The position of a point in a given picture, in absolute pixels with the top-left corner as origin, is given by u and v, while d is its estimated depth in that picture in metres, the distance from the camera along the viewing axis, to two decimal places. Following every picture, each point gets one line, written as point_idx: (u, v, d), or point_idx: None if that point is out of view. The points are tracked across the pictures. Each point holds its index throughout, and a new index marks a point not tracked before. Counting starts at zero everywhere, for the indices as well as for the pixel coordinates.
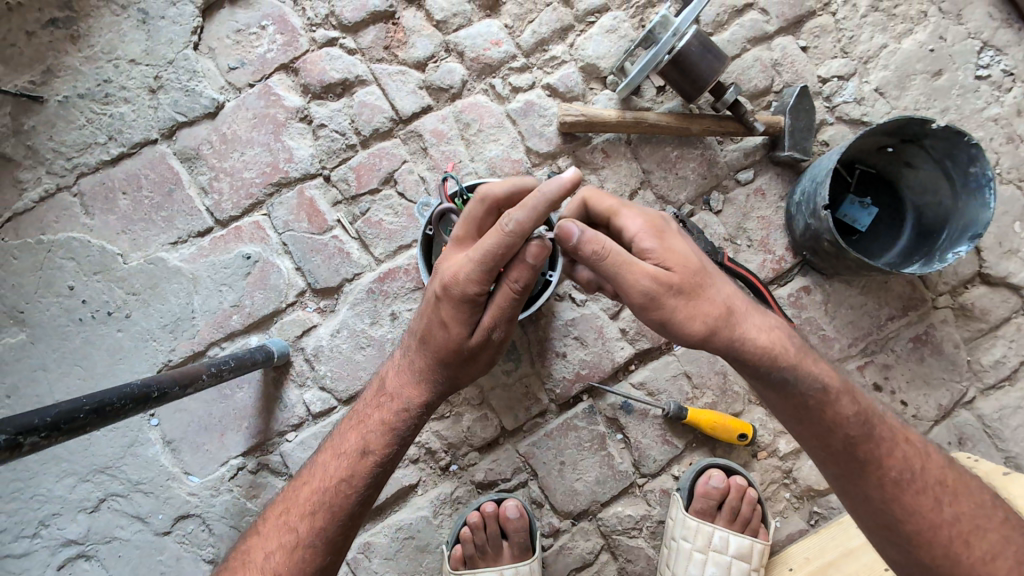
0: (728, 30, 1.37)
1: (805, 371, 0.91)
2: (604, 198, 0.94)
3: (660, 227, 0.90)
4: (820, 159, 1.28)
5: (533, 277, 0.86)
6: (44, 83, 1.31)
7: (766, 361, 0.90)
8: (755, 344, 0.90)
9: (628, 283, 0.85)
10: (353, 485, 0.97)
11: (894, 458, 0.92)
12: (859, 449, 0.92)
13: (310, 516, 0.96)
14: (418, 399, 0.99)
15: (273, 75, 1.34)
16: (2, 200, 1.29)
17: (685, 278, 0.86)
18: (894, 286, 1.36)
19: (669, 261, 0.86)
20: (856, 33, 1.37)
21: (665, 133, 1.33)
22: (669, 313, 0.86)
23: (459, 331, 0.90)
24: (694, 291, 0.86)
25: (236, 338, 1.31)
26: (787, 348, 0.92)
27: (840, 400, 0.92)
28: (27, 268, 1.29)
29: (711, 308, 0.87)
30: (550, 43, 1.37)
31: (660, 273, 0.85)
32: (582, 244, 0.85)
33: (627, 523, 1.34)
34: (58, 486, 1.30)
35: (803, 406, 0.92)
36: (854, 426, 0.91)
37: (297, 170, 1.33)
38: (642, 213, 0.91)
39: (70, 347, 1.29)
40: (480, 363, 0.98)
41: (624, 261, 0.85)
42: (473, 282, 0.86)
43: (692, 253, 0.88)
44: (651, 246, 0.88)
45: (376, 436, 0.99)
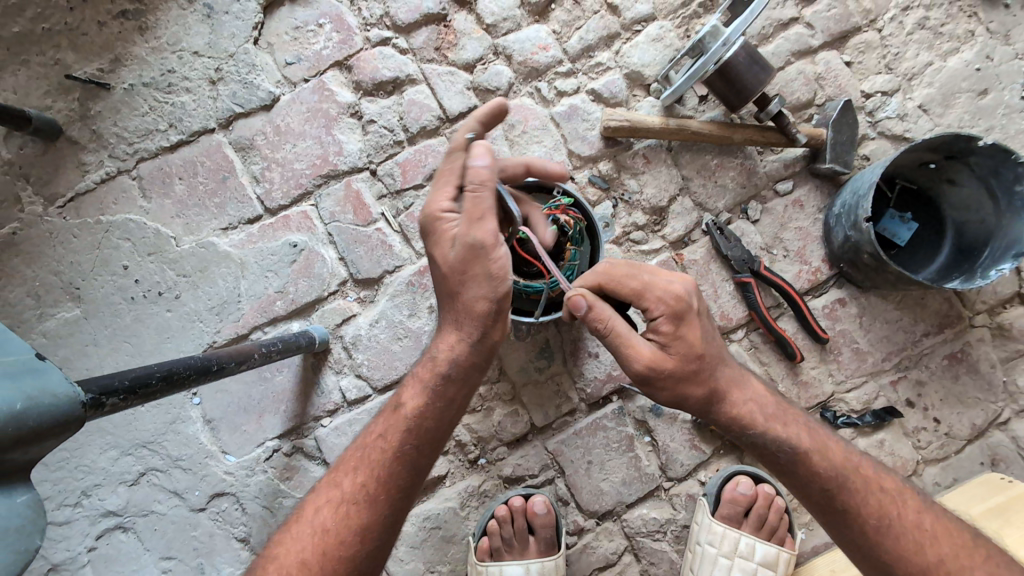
0: (772, 43, 1.39)
1: (774, 434, 0.99)
2: (625, 279, 0.97)
3: (678, 311, 0.95)
4: (862, 173, 1.29)
5: (487, 172, 0.89)
6: (111, 71, 1.37)
7: (737, 428, 1.00)
8: (730, 413, 1.00)
9: (621, 362, 0.98)
10: (386, 441, 0.99)
11: (869, 507, 0.96)
12: (836, 500, 0.97)
13: (354, 471, 0.98)
14: (444, 347, 1.00)
15: (328, 71, 1.39)
16: (66, 180, 1.35)
17: (678, 366, 0.96)
18: (931, 302, 1.36)
19: (668, 348, 0.96)
20: (902, 50, 1.38)
21: (706, 141, 1.35)
22: (653, 390, 1.00)
23: (442, 254, 0.94)
24: (687, 374, 0.96)
25: (279, 323, 1.36)
26: (758, 414, 1.00)
27: (812, 459, 0.98)
28: (86, 246, 1.34)
29: (698, 391, 0.98)
30: (596, 49, 1.40)
31: (652, 364, 0.95)
32: (590, 318, 0.97)
33: (651, 526, 1.35)
34: (102, 457, 1.32)
35: (776, 464, 1.01)
36: (831, 482, 0.97)
37: (346, 163, 1.38)
38: (665, 294, 0.95)
39: (121, 323, 1.34)
40: (478, 283, 0.93)
41: (622, 341, 0.96)
42: (438, 203, 0.94)
43: (696, 340, 0.96)
44: (663, 331, 0.96)
45: (409, 391, 1.01)
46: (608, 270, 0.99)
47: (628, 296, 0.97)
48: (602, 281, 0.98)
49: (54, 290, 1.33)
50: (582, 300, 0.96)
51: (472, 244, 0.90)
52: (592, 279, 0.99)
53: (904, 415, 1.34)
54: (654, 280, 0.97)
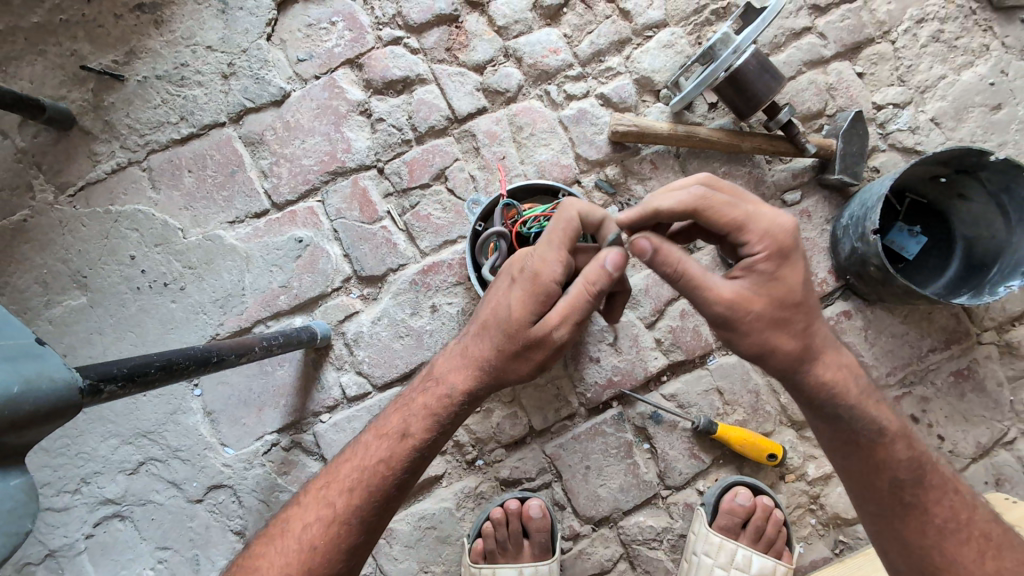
0: (784, 52, 1.38)
1: (864, 413, 0.93)
2: (727, 208, 0.85)
3: (787, 252, 0.85)
4: (871, 184, 1.28)
5: (606, 278, 0.89)
6: (126, 63, 1.39)
7: (824, 396, 0.92)
8: (821, 379, 0.92)
9: (697, 306, 0.89)
10: (391, 468, 0.96)
11: (941, 506, 0.93)
12: (904, 492, 0.94)
13: (348, 493, 0.95)
14: (462, 387, 0.97)
15: (339, 68, 1.40)
16: (77, 169, 1.37)
17: (768, 311, 0.86)
18: (938, 317, 1.35)
19: (760, 293, 0.86)
20: (915, 62, 1.37)
21: (714, 148, 1.34)
22: (735, 337, 0.89)
23: (522, 310, 0.90)
24: (779, 323, 0.87)
25: (282, 318, 1.36)
26: (851, 389, 0.92)
27: (895, 444, 0.93)
28: (95, 235, 1.36)
29: (789, 343, 0.88)
30: (607, 54, 1.40)
31: (735, 305, 0.86)
32: (653, 260, 0.88)
33: (648, 534, 1.34)
34: (102, 445, 1.33)
35: (854, 443, 0.94)
36: (905, 470, 0.93)
37: (353, 161, 1.38)
38: (770, 230, 0.84)
39: (126, 313, 1.35)
40: (530, 362, 0.93)
41: (696, 283, 0.87)
42: (546, 263, 0.89)
43: (797, 287, 0.86)
44: (761, 270, 0.86)
45: (418, 421, 0.98)
46: (705, 196, 0.85)
47: (723, 227, 0.86)
48: (697, 206, 0.86)
49: (61, 277, 1.34)
50: (646, 242, 0.88)
51: (549, 333, 0.89)
52: (684, 201, 0.86)
53: None
54: (758, 211, 0.86)
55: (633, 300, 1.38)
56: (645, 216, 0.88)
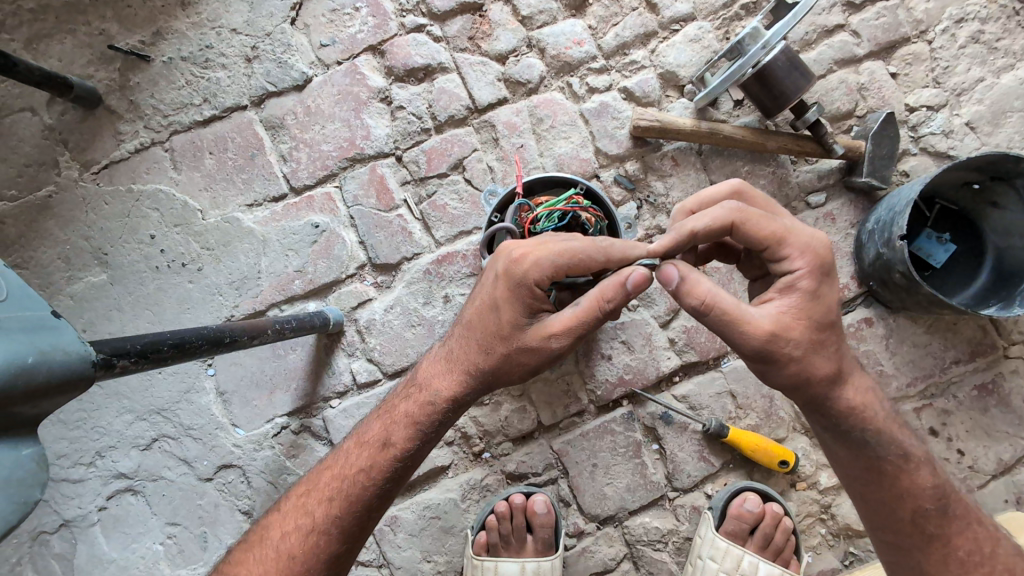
0: (815, 49, 1.35)
1: (890, 437, 0.91)
2: (764, 222, 0.85)
3: (824, 265, 0.84)
4: (900, 189, 1.24)
5: (619, 294, 0.87)
6: (152, 43, 1.40)
7: (851, 420, 0.90)
8: (851, 403, 0.89)
9: (734, 338, 0.85)
10: (370, 477, 0.95)
11: (965, 537, 0.91)
12: (929, 523, 0.91)
13: (328, 502, 0.94)
14: (444, 393, 0.96)
15: (361, 54, 1.40)
16: (101, 148, 1.39)
17: (807, 335, 0.84)
18: (963, 328, 1.31)
19: (800, 314, 0.84)
20: (952, 63, 1.33)
21: (738, 146, 1.31)
22: (772, 368, 0.86)
23: (512, 311, 0.90)
24: (817, 346, 0.85)
25: (296, 302, 1.37)
26: (878, 413, 0.90)
27: (920, 470, 0.91)
28: (117, 213, 1.38)
29: (825, 367, 0.86)
30: (632, 47, 1.38)
31: (777, 333, 0.83)
32: (679, 290, 0.87)
33: (653, 535, 1.33)
34: (118, 420, 1.36)
35: (878, 470, 0.92)
36: (930, 499, 0.90)
37: (372, 148, 1.38)
38: (812, 244, 0.84)
39: (144, 291, 1.37)
40: (521, 365, 0.93)
41: (732, 315, 0.84)
42: (542, 268, 0.87)
43: (832, 309, 0.85)
44: (801, 289, 0.84)
45: (400, 430, 0.97)
46: (741, 215, 0.85)
47: (761, 245, 0.86)
48: (735, 219, 0.85)
49: (83, 254, 1.37)
50: (674, 269, 0.87)
51: (543, 341, 0.90)
52: (721, 219, 0.85)
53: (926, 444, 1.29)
54: (796, 226, 0.86)
55: (648, 299, 1.36)
56: (681, 240, 0.87)
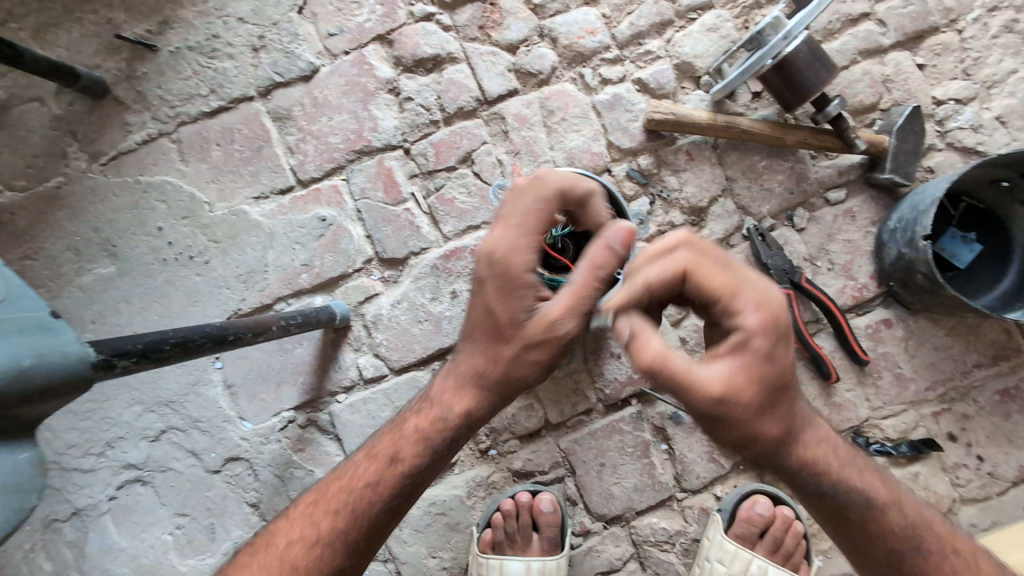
0: (838, 39, 1.29)
1: (849, 485, 0.89)
2: (718, 273, 0.80)
3: (779, 323, 0.78)
4: (924, 186, 1.20)
5: (608, 257, 0.85)
6: (159, 33, 1.38)
7: (809, 474, 0.88)
8: (803, 458, 0.87)
9: (682, 401, 0.81)
10: (377, 493, 0.93)
11: (942, 571, 0.88)
12: (901, 563, 0.89)
13: (334, 515, 0.93)
14: (457, 410, 0.95)
15: (369, 44, 1.37)
16: (109, 138, 1.38)
17: (757, 399, 0.80)
18: (986, 331, 1.26)
19: (752, 375, 0.78)
20: (983, 54, 1.27)
21: (755, 141, 1.27)
22: (719, 429, 0.83)
23: (503, 307, 0.88)
24: (768, 407, 0.81)
25: (303, 296, 1.36)
26: (833, 461, 0.89)
27: (885, 511, 0.89)
28: (125, 205, 1.37)
29: (776, 427, 0.83)
30: (647, 37, 1.33)
31: (725, 398, 0.79)
32: (630, 346, 0.80)
33: (660, 536, 1.31)
34: (127, 412, 1.36)
35: (844, 517, 0.90)
36: (901, 538, 0.89)
37: (380, 140, 1.36)
38: (768, 299, 0.79)
39: (152, 283, 1.37)
40: (533, 363, 0.90)
41: (682, 380, 0.79)
42: (523, 251, 0.85)
43: (786, 371, 0.80)
44: (754, 348, 0.78)
45: (409, 446, 0.95)
46: (694, 262, 0.80)
47: (714, 299, 0.80)
48: (688, 267, 0.80)
49: (91, 245, 1.37)
50: (625, 325, 0.80)
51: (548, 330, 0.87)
52: (672, 267, 0.80)
53: (944, 449, 1.26)
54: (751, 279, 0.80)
55: None
56: (635, 291, 0.80)
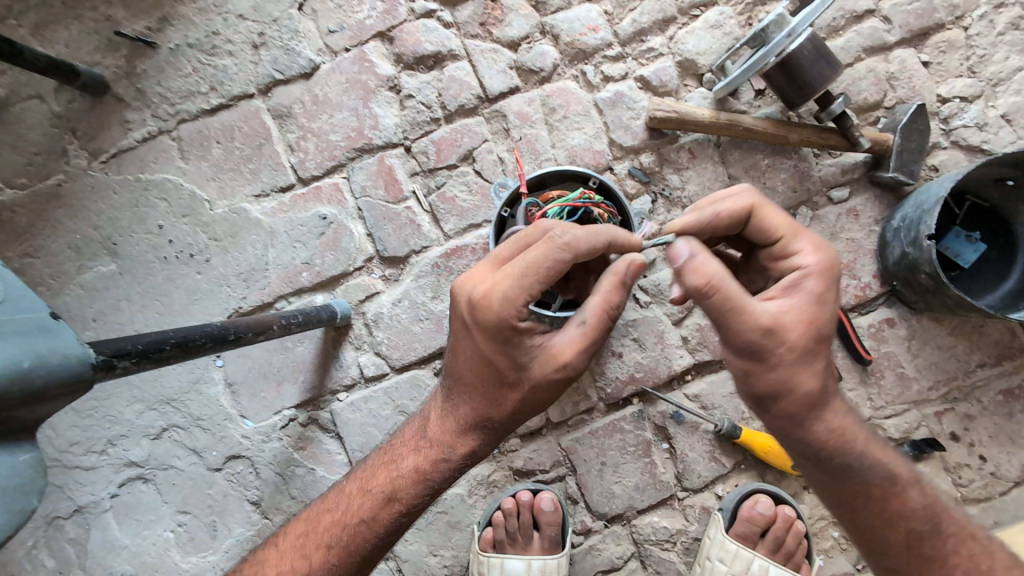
0: (842, 36, 1.28)
1: (873, 459, 0.87)
2: (780, 218, 0.86)
3: (836, 270, 0.82)
4: (929, 185, 1.19)
5: (617, 292, 0.87)
6: (159, 30, 1.38)
7: (834, 444, 0.86)
8: (831, 428, 0.86)
9: (730, 329, 0.80)
10: (373, 530, 0.95)
11: (961, 556, 0.87)
12: (923, 545, 0.87)
13: (326, 549, 0.95)
14: (458, 449, 0.95)
15: (370, 41, 1.36)
16: (109, 136, 1.37)
17: (804, 340, 0.80)
18: (990, 331, 1.26)
19: (803, 313, 0.80)
20: (989, 51, 1.26)
21: (758, 139, 1.26)
22: (759, 369, 0.82)
23: (507, 358, 0.87)
24: (811, 354, 0.81)
25: (303, 295, 1.36)
26: (859, 435, 0.87)
27: (908, 491, 0.88)
28: (125, 203, 1.37)
29: (810, 384, 0.82)
30: (649, 34, 1.32)
31: (776, 329, 0.79)
32: (683, 268, 0.80)
33: (661, 535, 1.31)
34: (128, 410, 1.36)
35: (866, 495, 0.87)
36: (922, 520, 0.87)
37: (380, 138, 1.35)
38: (826, 248, 0.83)
39: (153, 282, 1.36)
40: (542, 399, 0.91)
41: (735, 302, 0.79)
42: (521, 300, 0.82)
43: (833, 318, 0.81)
44: (807, 288, 0.81)
45: (406, 485, 0.96)
46: (760, 203, 0.88)
47: (774, 238, 0.87)
48: (755, 207, 0.88)
49: (93, 243, 1.36)
50: (683, 246, 0.81)
51: (559, 371, 0.88)
52: (741, 204, 0.88)
53: (946, 449, 1.25)
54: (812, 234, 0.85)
55: (660, 295, 1.33)
56: (704, 220, 0.88)
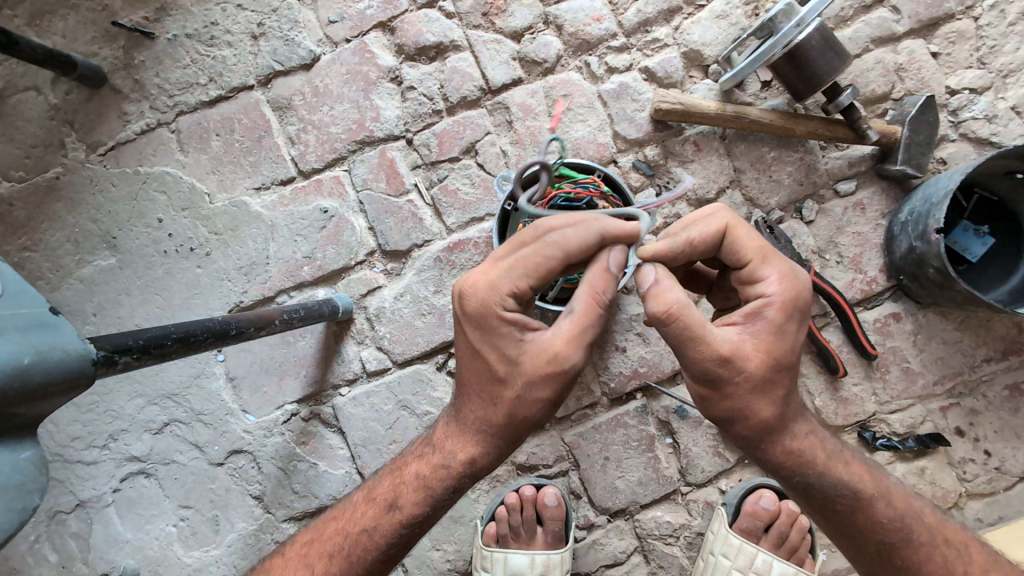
0: (851, 27, 1.26)
1: (835, 477, 0.89)
2: (750, 243, 0.85)
3: (796, 301, 0.83)
4: (936, 178, 1.18)
5: (606, 278, 0.85)
6: (157, 20, 1.36)
7: (792, 464, 0.88)
8: (789, 448, 0.88)
9: (689, 357, 0.82)
10: (374, 541, 0.94)
11: (935, 564, 0.88)
12: (895, 555, 0.89)
13: (327, 559, 0.96)
14: (459, 456, 0.93)
15: (370, 31, 1.34)
16: (107, 128, 1.36)
17: (760, 369, 0.82)
18: (997, 326, 1.25)
19: (760, 342, 0.82)
20: (999, 42, 1.24)
21: (764, 131, 1.25)
22: (715, 396, 0.84)
23: (495, 351, 0.86)
24: (767, 383, 0.83)
25: (305, 289, 1.34)
26: (819, 454, 0.89)
27: (875, 506, 0.88)
28: (124, 196, 1.35)
29: (766, 410, 0.84)
30: (654, 24, 1.30)
31: (733, 358, 0.81)
32: (648, 293, 0.81)
33: (665, 529, 1.31)
34: (129, 404, 1.36)
35: (830, 510, 0.90)
36: (891, 533, 0.88)
37: (382, 130, 1.34)
38: (793, 279, 0.83)
39: (153, 276, 1.35)
40: (538, 401, 0.86)
41: (694, 332, 0.80)
42: (507, 290, 0.84)
43: (790, 347, 0.83)
44: (765, 318, 0.82)
45: (409, 494, 0.95)
46: (732, 223, 0.86)
47: (743, 261, 0.85)
48: (728, 230, 0.86)
49: (91, 237, 1.35)
50: (650, 272, 0.82)
51: (551, 368, 0.84)
52: (714, 226, 0.86)
53: (951, 444, 1.25)
54: (782, 262, 0.85)
55: None
56: (676, 247, 0.85)
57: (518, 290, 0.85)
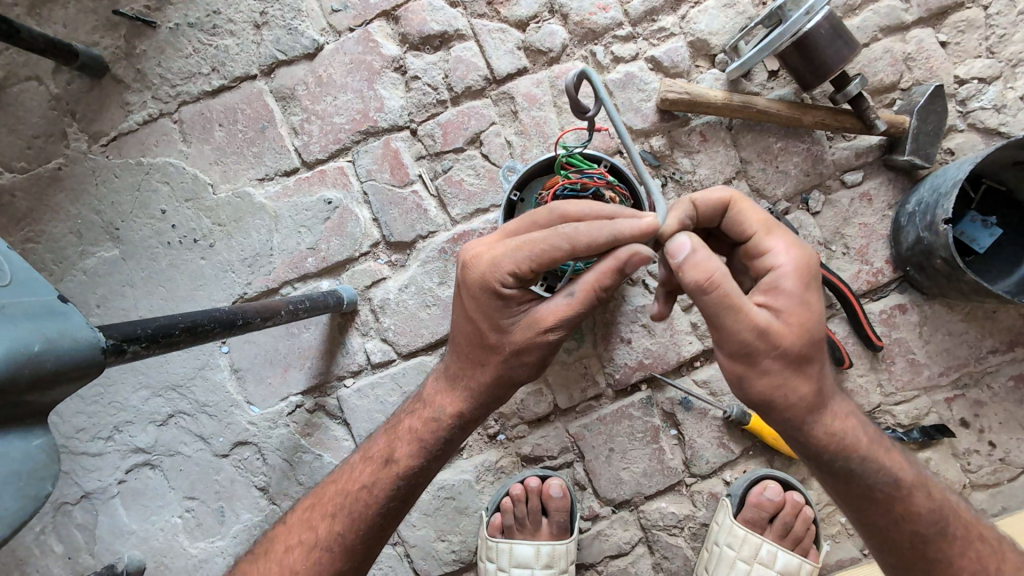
0: (859, 15, 1.25)
1: (877, 463, 0.88)
2: (755, 213, 0.86)
3: (811, 269, 0.82)
4: (945, 169, 1.17)
5: (611, 276, 0.82)
6: (159, 8, 1.34)
7: (835, 447, 0.86)
8: (831, 431, 0.86)
9: (727, 329, 0.79)
10: (374, 495, 0.93)
11: (968, 558, 0.88)
12: (928, 546, 0.89)
13: (330, 519, 0.94)
14: (449, 409, 0.95)
15: (374, 21, 1.33)
16: (109, 118, 1.35)
17: (797, 342, 0.80)
18: (1003, 317, 1.25)
19: (792, 314, 0.79)
20: (1009, 31, 1.23)
21: (771, 121, 1.24)
22: (753, 373, 0.81)
23: (490, 320, 0.87)
24: (801, 358, 0.81)
25: (309, 280, 1.34)
26: (860, 437, 0.88)
27: (914, 494, 0.88)
28: (127, 186, 1.35)
29: (804, 388, 0.82)
30: (661, 13, 1.29)
31: (769, 330, 0.78)
32: (683, 265, 0.78)
33: (669, 520, 1.31)
34: (134, 396, 1.36)
35: (870, 498, 0.89)
36: (929, 524, 0.88)
37: (386, 120, 1.33)
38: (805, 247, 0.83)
39: (157, 267, 1.35)
40: (524, 365, 0.89)
41: (732, 302, 0.77)
42: (509, 269, 0.82)
43: (823, 319, 0.81)
44: (793, 287, 0.80)
45: (405, 446, 0.95)
46: (735, 197, 0.87)
47: (748, 234, 0.86)
48: (733, 201, 0.86)
49: (95, 228, 1.35)
50: (684, 241, 0.79)
51: (539, 340, 0.86)
52: (718, 196, 0.86)
53: (955, 435, 1.25)
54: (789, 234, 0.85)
55: None
56: (684, 215, 0.85)
57: (523, 273, 0.83)
